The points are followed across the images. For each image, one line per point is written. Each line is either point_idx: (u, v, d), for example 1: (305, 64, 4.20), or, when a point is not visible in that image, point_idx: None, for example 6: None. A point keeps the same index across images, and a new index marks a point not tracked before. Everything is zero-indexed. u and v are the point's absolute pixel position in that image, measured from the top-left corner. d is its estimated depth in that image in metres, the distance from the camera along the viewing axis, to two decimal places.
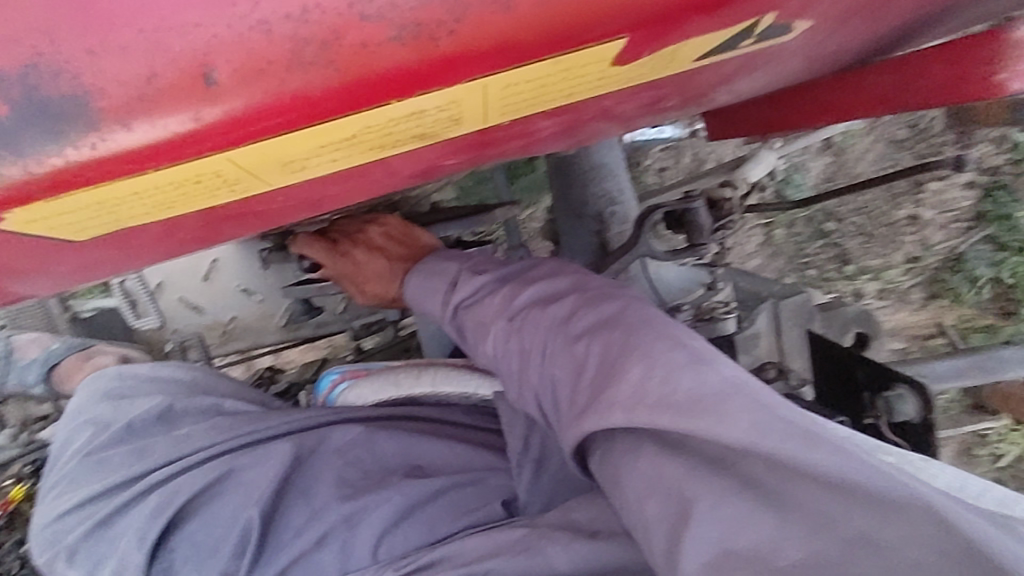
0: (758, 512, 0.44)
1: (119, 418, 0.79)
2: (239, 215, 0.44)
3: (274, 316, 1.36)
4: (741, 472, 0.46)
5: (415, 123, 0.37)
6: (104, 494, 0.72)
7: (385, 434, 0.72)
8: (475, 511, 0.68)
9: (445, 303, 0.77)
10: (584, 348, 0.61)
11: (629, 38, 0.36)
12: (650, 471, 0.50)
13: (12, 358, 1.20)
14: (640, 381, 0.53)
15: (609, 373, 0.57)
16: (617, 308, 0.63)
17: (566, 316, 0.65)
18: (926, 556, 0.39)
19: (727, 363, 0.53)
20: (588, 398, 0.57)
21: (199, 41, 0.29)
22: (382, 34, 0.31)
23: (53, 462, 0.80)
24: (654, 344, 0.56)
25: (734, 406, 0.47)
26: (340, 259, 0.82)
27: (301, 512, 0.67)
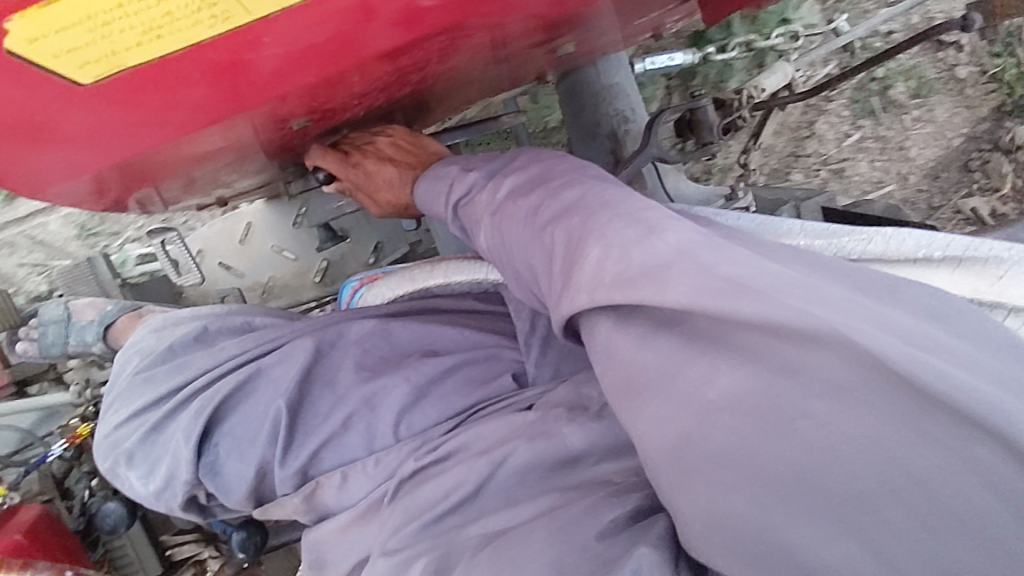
0: (695, 360, 0.41)
1: (161, 343, 0.85)
2: (222, 66, 0.48)
3: (309, 272, 1.43)
4: (686, 329, 0.42)
5: None
6: (155, 403, 0.77)
7: (399, 323, 0.76)
8: (489, 382, 0.71)
9: (447, 204, 0.79)
10: (551, 237, 0.58)
11: None
12: (604, 347, 0.46)
13: (71, 320, 1.28)
14: (597, 263, 0.48)
15: (572, 261, 0.52)
16: (579, 193, 0.59)
17: (535, 207, 0.62)
18: (846, 377, 0.36)
19: (676, 228, 0.48)
20: (563, 282, 0.53)
21: None
22: None
23: (109, 389, 0.86)
24: (610, 225, 0.51)
25: (676, 270, 0.42)
26: (352, 169, 0.86)
27: (327, 399, 0.71)
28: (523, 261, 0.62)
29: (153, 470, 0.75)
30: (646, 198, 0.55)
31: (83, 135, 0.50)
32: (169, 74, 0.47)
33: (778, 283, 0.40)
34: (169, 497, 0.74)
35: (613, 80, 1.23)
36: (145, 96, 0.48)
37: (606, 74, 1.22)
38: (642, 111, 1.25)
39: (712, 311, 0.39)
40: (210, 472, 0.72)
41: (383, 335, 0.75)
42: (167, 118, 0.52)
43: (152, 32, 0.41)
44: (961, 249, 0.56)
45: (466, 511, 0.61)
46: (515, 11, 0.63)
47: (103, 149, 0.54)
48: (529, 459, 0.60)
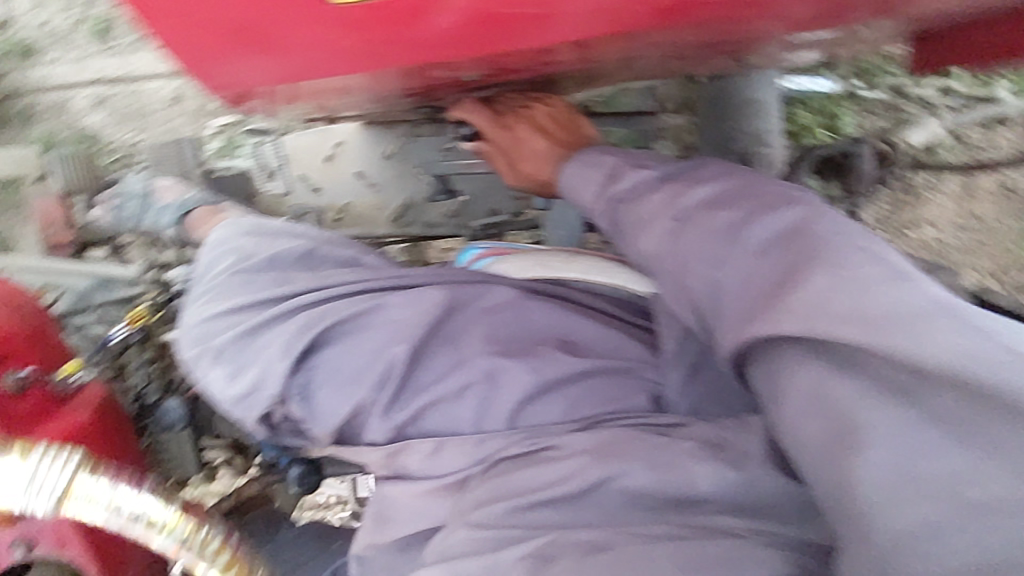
0: (945, 445, 0.39)
1: (261, 252, 0.81)
2: None
3: (385, 209, 1.35)
4: (929, 403, 0.40)
5: None
6: (255, 307, 0.74)
7: (533, 302, 0.72)
8: (622, 398, 0.67)
9: (602, 194, 0.74)
10: (761, 259, 0.54)
11: None
12: (815, 388, 0.45)
13: (151, 200, 1.26)
14: (822, 293, 0.45)
15: (782, 284, 0.49)
16: (800, 217, 0.55)
17: (736, 219, 0.58)
18: None
19: (926, 280, 0.45)
20: (757, 305, 0.50)
21: None
22: None
23: (199, 279, 0.83)
24: (839, 255, 0.48)
25: (938, 326, 0.40)
26: (502, 130, 0.81)
27: (449, 358, 0.69)
28: (701, 275, 0.57)
29: (238, 371, 0.72)
30: (872, 237, 0.52)
31: None
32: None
33: None
34: (247, 410, 0.71)
35: (761, 96, 1.16)
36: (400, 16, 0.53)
37: (758, 88, 1.15)
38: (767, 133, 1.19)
39: (988, 391, 0.38)
40: (302, 397, 0.70)
41: (516, 311, 0.71)
42: None
43: None
44: None
45: (559, 507, 0.57)
46: (755, 21, 0.57)
47: None
48: (646, 485, 0.55)
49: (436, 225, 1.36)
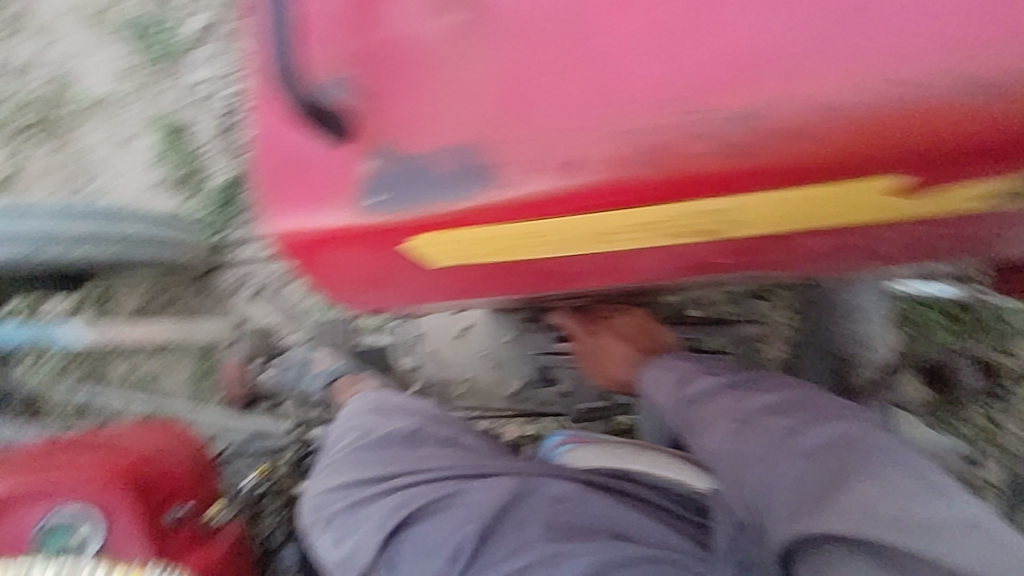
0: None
1: (376, 429, 0.96)
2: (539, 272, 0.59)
3: (504, 386, 1.49)
4: None
5: (707, 220, 0.45)
6: (360, 483, 0.87)
7: (597, 496, 0.79)
8: None
9: (675, 392, 0.81)
10: (805, 467, 0.62)
11: (917, 178, 0.39)
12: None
13: (306, 368, 1.48)
14: (869, 503, 0.56)
15: (830, 486, 0.59)
16: (847, 430, 0.64)
17: (789, 432, 0.66)
18: None
19: (960, 499, 0.57)
20: (796, 510, 0.58)
21: (575, 141, 0.41)
22: (701, 149, 0.39)
23: (326, 449, 0.99)
24: (867, 486, 0.57)
25: (954, 538, 0.54)
26: (590, 337, 0.94)
27: (513, 540, 0.75)
28: (755, 478, 0.64)
29: (345, 538, 0.83)
30: (909, 472, 0.59)
31: (418, 288, 0.62)
32: (493, 271, 0.58)
33: None
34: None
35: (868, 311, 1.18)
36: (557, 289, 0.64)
37: None
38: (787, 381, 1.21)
39: None
40: (387, 568, 0.78)
41: (581, 501, 0.78)
42: (477, 285, 0.63)
43: (506, 251, 0.51)
44: None
45: None
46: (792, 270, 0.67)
47: (423, 295, 0.66)
48: None
49: (546, 402, 1.47)
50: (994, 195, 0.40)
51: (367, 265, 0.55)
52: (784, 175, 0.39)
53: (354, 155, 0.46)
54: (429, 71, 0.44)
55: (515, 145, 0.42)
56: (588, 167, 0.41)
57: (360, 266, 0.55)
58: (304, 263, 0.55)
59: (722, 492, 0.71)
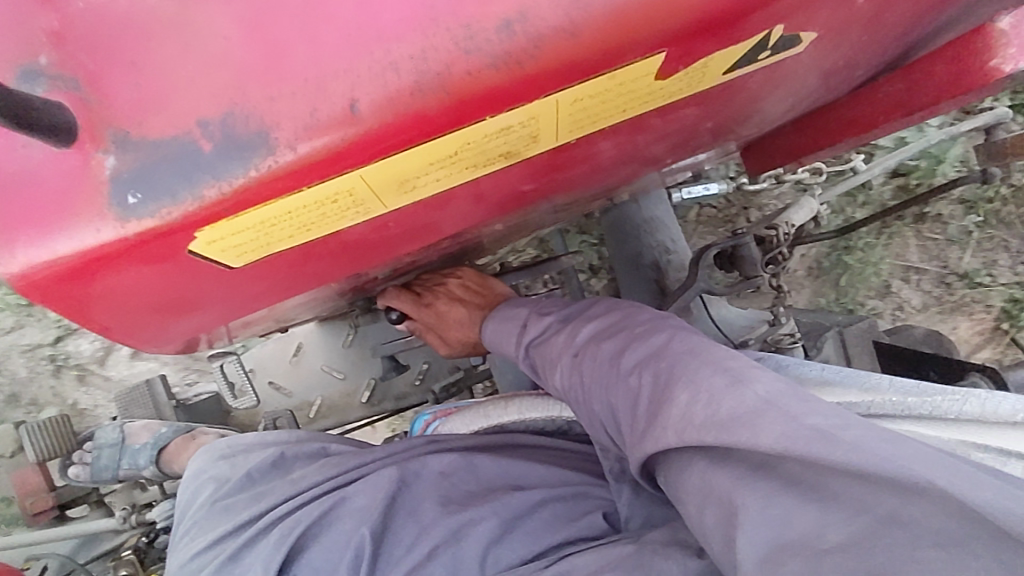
0: (802, 505, 0.49)
1: (237, 472, 0.89)
2: (358, 244, 0.56)
3: (357, 393, 1.40)
4: (781, 472, 0.51)
5: (503, 139, 0.45)
6: (233, 532, 0.78)
7: (483, 457, 0.78)
8: (577, 521, 0.71)
9: (518, 343, 0.84)
10: (636, 381, 0.66)
11: (669, 53, 0.42)
12: (702, 484, 0.56)
13: (125, 444, 1.31)
14: (686, 407, 0.58)
15: (658, 401, 0.62)
16: (665, 339, 0.69)
17: (618, 351, 0.71)
18: (949, 529, 0.43)
19: (764, 378, 0.57)
20: (645, 423, 0.63)
21: (349, 82, 0.38)
22: (481, 62, 0.38)
23: (183, 514, 0.88)
24: (699, 372, 0.61)
25: (765, 419, 0.52)
26: (425, 309, 0.91)
27: (411, 530, 0.71)
28: (602, 400, 0.70)
29: None
30: (730, 348, 0.64)
31: (226, 297, 0.56)
32: (306, 251, 0.53)
33: (858, 430, 0.48)
34: None
35: (656, 212, 1.32)
36: (367, 255, 0.60)
37: (646, 208, 1.31)
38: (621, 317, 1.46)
39: (805, 455, 0.48)
40: None
41: (467, 466, 0.77)
42: (296, 277, 0.58)
43: (309, 228, 0.47)
44: None
45: None
46: (594, 186, 0.70)
47: (241, 307, 0.60)
48: None
49: (405, 396, 1.42)
50: (738, 56, 0.45)
51: (141, 295, 0.48)
52: (561, 76, 0.40)
53: (92, 152, 0.38)
54: (161, 37, 0.37)
55: (287, 100, 0.38)
56: (374, 105, 0.39)
57: (149, 290, 0.47)
58: (67, 306, 0.45)
59: (584, 421, 0.75)
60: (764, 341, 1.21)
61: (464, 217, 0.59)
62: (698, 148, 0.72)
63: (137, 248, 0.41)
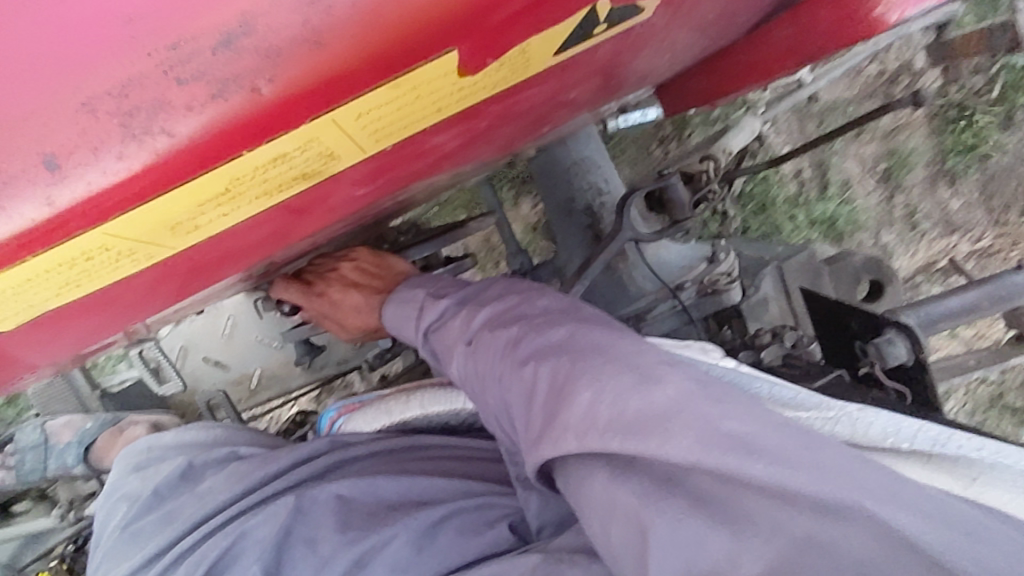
0: (715, 529, 0.43)
1: (147, 488, 0.83)
2: (185, 269, 0.46)
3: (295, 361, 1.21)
4: (688, 488, 0.45)
5: (286, 166, 0.37)
6: (142, 567, 0.74)
7: (385, 477, 0.72)
8: (485, 532, 0.67)
9: (416, 328, 0.76)
10: (532, 373, 0.57)
11: (464, 47, 0.34)
12: (604, 498, 0.48)
13: (49, 443, 1.25)
14: (589, 407, 0.50)
15: (558, 396, 0.53)
16: (565, 332, 0.59)
17: (515, 339, 0.61)
18: (870, 554, 0.39)
19: (673, 377, 0.50)
20: (542, 423, 0.54)
21: (26, 132, 0.29)
22: (204, 91, 0.30)
23: (95, 544, 0.82)
24: (603, 367, 0.53)
25: (677, 424, 0.45)
26: (317, 299, 0.83)
27: (310, 564, 0.66)
28: (496, 394, 0.61)
29: None
30: (637, 339, 0.57)
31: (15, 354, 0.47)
32: (106, 302, 0.45)
33: (780, 441, 0.43)
34: None
35: (587, 152, 1.23)
36: (197, 286, 0.51)
37: (576, 149, 1.23)
38: (819, 198, 1.44)
39: (720, 467, 0.43)
40: None
41: (369, 485, 0.72)
42: (116, 322, 0.51)
43: (75, 280, 0.39)
44: (928, 439, 0.48)
45: None
46: (464, 165, 0.61)
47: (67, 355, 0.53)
48: None
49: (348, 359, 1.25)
50: (563, 39, 0.38)
51: None
52: (335, 87, 0.32)
53: None
54: None
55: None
56: (76, 160, 0.30)
57: None
58: None
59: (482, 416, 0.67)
60: (701, 282, 1.16)
61: (297, 228, 0.50)
62: (583, 105, 0.61)
63: None
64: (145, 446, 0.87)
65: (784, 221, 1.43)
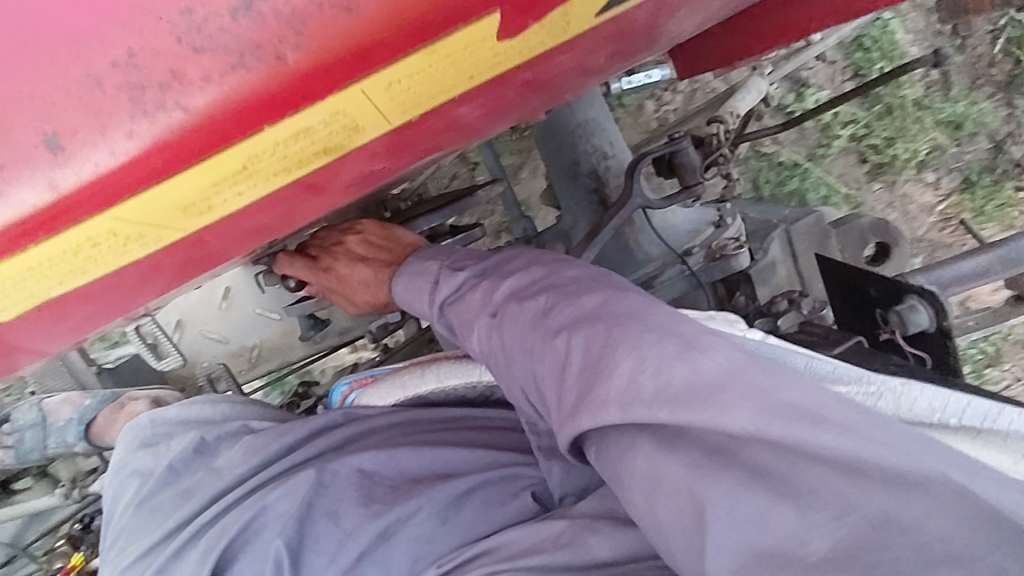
0: (776, 504, 0.42)
1: (158, 463, 0.82)
2: (195, 261, 0.44)
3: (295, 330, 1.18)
4: (744, 459, 0.44)
5: (307, 140, 0.34)
6: (159, 542, 0.73)
7: (405, 449, 0.71)
8: (509, 504, 0.66)
9: (432, 302, 0.74)
10: (564, 343, 0.57)
11: (503, 11, 0.31)
12: (649, 471, 0.47)
13: (48, 422, 1.22)
14: (631, 376, 0.49)
15: (596, 368, 0.52)
16: (599, 301, 0.58)
17: (544, 310, 0.60)
18: (955, 529, 0.38)
19: (718, 346, 0.49)
20: (576, 397, 0.53)
21: (29, 110, 0.27)
22: (224, 61, 0.28)
23: (109, 517, 0.81)
24: (642, 337, 0.52)
25: (732, 394, 0.45)
26: (324, 275, 0.81)
27: (331, 537, 0.65)
28: (525, 367, 0.60)
29: None
30: (673, 309, 0.57)
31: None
32: (120, 290, 0.43)
33: (844, 414, 0.43)
34: None
35: (591, 114, 1.19)
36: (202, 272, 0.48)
37: (581, 110, 1.18)
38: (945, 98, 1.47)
39: (786, 441, 0.42)
40: None
41: (389, 457, 0.71)
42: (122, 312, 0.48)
43: (78, 268, 0.36)
44: (976, 414, 0.52)
45: None
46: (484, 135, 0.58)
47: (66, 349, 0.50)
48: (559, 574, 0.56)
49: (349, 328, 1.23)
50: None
51: None
52: (368, 57, 0.30)
53: None
54: None
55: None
56: (82, 140, 0.28)
57: None
58: None
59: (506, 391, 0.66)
60: (709, 248, 1.13)
61: (311, 207, 0.47)
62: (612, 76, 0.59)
63: None
64: (151, 420, 0.85)
65: (912, 124, 1.47)
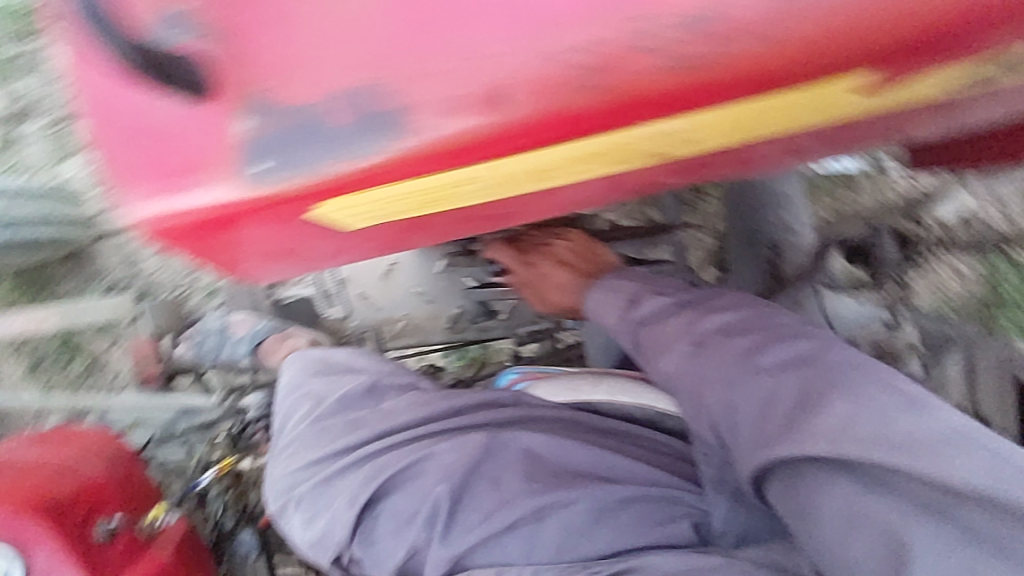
0: (990, 561, 0.43)
1: (331, 392, 0.91)
2: (489, 212, 0.53)
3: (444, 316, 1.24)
4: (959, 518, 0.45)
5: (659, 143, 0.40)
6: (329, 456, 0.83)
7: (572, 442, 0.76)
8: (663, 526, 0.69)
9: (622, 318, 0.78)
10: (775, 383, 0.59)
11: (882, 70, 0.35)
12: (847, 507, 0.50)
13: (226, 334, 1.27)
14: (846, 416, 0.51)
15: (805, 407, 0.55)
16: (816, 346, 0.60)
17: (752, 349, 0.63)
18: None
19: (944, 408, 0.51)
20: (779, 429, 0.55)
21: (500, 66, 0.35)
22: (651, 62, 0.34)
23: (280, 426, 0.92)
24: (862, 384, 0.54)
25: (960, 455, 0.46)
26: (527, 267, 0.90)
27: (490, 499, 0.71)
28: (722, 398, 0.61)
29: (314, 518, 0.80)
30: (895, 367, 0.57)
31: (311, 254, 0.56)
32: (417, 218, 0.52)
33: None
34: (323, 554, 0.78)
35: None
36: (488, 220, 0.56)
37: None
38: None
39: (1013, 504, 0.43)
40: (364, 543, 0.76)
41: (555, 445, 0.76)
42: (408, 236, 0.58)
43: (429, 202, 0.44)
44: None
45: None
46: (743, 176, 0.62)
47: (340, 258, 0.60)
48: None
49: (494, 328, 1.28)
50: (954, 81, 0.38)
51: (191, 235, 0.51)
52: (754, 80, 0.34)
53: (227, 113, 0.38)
54: None
55: (425, 79, 0.35)
56: (516, 101, 0.35)
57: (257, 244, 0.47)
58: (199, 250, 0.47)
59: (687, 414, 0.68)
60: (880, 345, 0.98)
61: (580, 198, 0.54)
62: None
63: (254, 214, 0.41)
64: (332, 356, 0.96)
65: None
